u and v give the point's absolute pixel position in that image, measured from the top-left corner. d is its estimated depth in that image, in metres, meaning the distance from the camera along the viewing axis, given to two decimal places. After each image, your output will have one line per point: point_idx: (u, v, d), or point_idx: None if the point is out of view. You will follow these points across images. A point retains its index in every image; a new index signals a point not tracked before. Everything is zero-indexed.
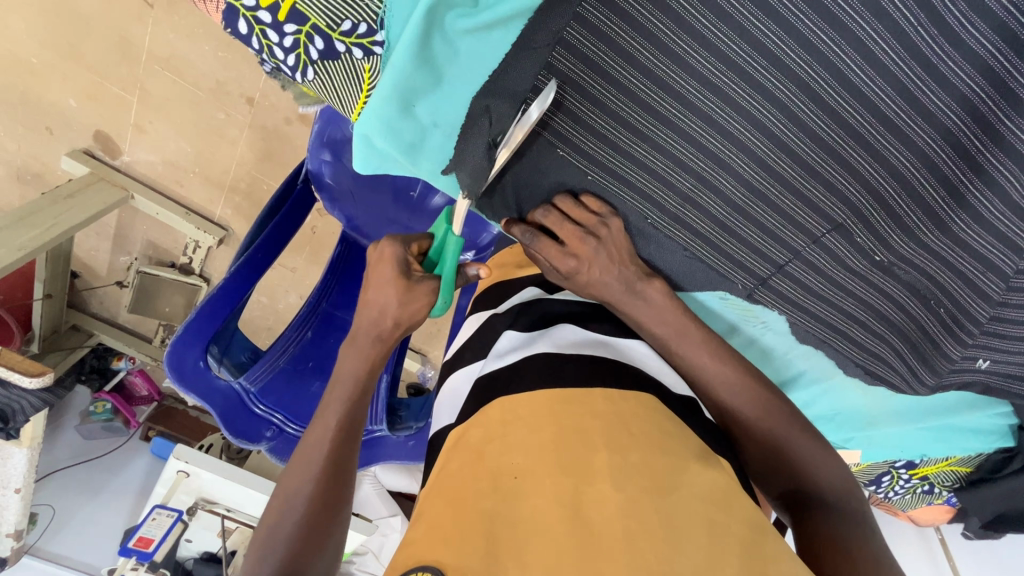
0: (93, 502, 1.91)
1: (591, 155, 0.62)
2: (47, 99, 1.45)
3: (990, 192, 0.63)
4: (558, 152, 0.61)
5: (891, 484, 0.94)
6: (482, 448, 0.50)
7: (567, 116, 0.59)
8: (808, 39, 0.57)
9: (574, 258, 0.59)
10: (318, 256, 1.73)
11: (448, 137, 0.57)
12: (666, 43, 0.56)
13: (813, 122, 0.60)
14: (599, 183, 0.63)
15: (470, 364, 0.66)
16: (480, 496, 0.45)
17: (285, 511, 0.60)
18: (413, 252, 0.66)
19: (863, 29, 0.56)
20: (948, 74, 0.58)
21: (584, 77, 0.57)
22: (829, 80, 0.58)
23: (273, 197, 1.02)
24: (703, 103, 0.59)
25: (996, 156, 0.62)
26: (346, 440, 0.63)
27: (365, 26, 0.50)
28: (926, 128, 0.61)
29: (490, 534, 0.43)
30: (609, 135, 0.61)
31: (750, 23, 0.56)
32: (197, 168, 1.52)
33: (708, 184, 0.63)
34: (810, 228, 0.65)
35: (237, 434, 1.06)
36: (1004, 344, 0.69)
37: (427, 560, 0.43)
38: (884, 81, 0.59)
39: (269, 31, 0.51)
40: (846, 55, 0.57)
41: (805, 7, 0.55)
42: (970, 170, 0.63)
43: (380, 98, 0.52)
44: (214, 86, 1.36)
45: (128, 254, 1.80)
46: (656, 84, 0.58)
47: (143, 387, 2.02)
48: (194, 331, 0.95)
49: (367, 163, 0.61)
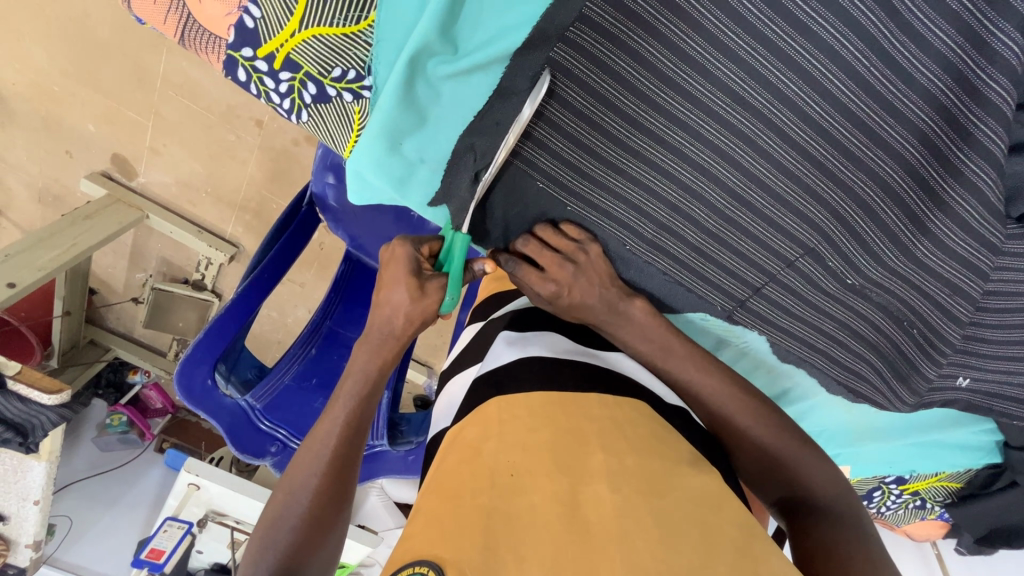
0: (110, 514, 1.96)
1: (571, 188, 0.66)
2: (68, 125, 1.52)
3: (952, 220, 0.66)
4: (537, 185, 0.66)
5: (882, 500, 0.95)
6: (480, 445, 0.51)
7: (546, 152, 0.64)
8: (768, 80, 0.60)
9: (553, 283, 0.63)
10: (325, 272, 1.78)
11: (435, 170, 0.61)
12: (635, 86, 0.59)
13: (778, 156, 0.63)
14: (577, 212, 0.67)
15: (465, 369, 0.67)
16: (478, 492, 0.46)
17: (290, 503, 0.61)
18: (423, 254, 0.62)
19: (821, 71, 0.59)
20: (905, 111, 0.61)
21: (560, 117, 0.61)
22: (790, 119, 0.61)
23: (280, 219, 1.07)
24: (674, 141, 0.63)
25: (955, 187, 0.65)
26: (353, 434, 0.63)
27: (354, 72, 0.54)
28: (888, 161, 0.63)
29: (487, 528, 0.43)
30: (588, 170, 0.65)
31: (713, 65, 0.59)
32: (209, 188, 1.58)
33: (683, 213, 0.67)
34: (781, 254, 0.69)
35: (243, 451, 1.10)
36: (974, 361, 0.73)
37: (427, 554, 0.43)
38: (844, 117, 0.61)
39: (266, 78, 0.56)
40: (806, 94, 0.60)
41: (763, 50, 0.58)
42: (933, 200, 0.65)
43: (369, 140, 0.55)
44: (225, 110, 1.41)
45: (143, 271, 1.87)
46: (628, 123, 0.62)
47: (157, 400, 2.08)
48: (204, 350, 0.99)
49: (360, 196, 0.66)
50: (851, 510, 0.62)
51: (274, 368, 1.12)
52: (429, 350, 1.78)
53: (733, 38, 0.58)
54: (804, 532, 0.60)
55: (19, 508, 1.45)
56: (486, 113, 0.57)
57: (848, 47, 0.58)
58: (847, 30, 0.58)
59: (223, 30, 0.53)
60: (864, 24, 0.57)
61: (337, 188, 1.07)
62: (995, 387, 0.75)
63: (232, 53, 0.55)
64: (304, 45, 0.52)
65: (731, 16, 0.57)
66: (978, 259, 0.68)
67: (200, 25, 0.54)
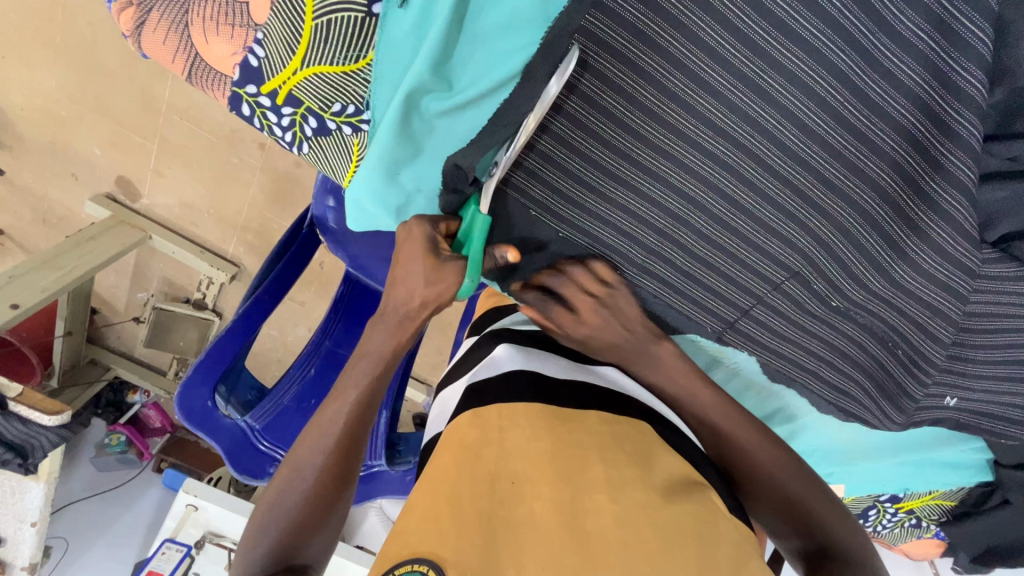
0: (106, 536, 1.95)
1: (564, 215, 0.71)
2: (74, 148, 1.56)
3: (929, 245, 0.70)
4: (530, 212, 0.70)
5: (878, 518, 0.95)
6: (477, 449, 0.52)
7: (537, 181, 0.69)
8: (747, 114, 0.65)
9: (584, 325, 0.66)
10: (326, 291, 1.80)
11: (431, 199, 0.62)
12: (623, 119, 0.65)
13: (758, 186, 0.68)
14: (569, 238, 0.72)
15: (463, 376, 0.67)
16: (475, 497, 0.47)
17: (293, 483, 0.60)
18: (442, 232, 0.59)
19: (796, 105, 0.64)
20: (874, 141, 0.66)
21: (554, 148, 0.67)
22: (766, 149, 0.66)
23: (280, 241, 1.10)
24: (660, 170, 0.67)
25: (928, 211, 0.68)
26: (355, 423, 0.64)
27: (353, 107, 0.56)
28: (862, 185, 0.68)
29: (485, 532, 0.45)
30: (580, 198, 0.69)
31: (696, 101, 0.64)
32: (211, 210, 1.61)
33: (671, 238, 0.71)
34: (765, 277, 0.73)
35: (242, 472, 1.10)
36: (957, 381, 0.76)
37: (424, 552, 0.44)
38: (820, 148, 0.66)
39: (269, 113, 0.58)
40: (782, 126, 0.65)
41: (740, 88, 0.64)
42: (909, 224, 0.69)
43: (369, 170, 0.58)
44: (229, 133, 1.45)
45: (145, 291, 1.89)
46: (616, 154, 0.67)
47: (156, 420, 2.11)
48: (204, 371, 1.01)
49: (359, 223, 0.68)
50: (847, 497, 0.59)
51: (274, 389, 1.14)
52: (428, 368, 1.79)
53: (714, 77, 0.63)
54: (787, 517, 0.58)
55: (16, 530, 1.45)
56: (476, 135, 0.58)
57: (819, 84, 0.64)
58: (819, 69, 0.63)
59: (229, 68, 0.56)
60: (834, 62, 0.63)
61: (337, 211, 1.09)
62: (981, 408, 0.77)
63: (237, 91, 0.58)
64: (305, 83, 0.55)
65: (711, 56, 0.62)
66: (958, 281, 0.71)
67: (207, 64, 0.57)
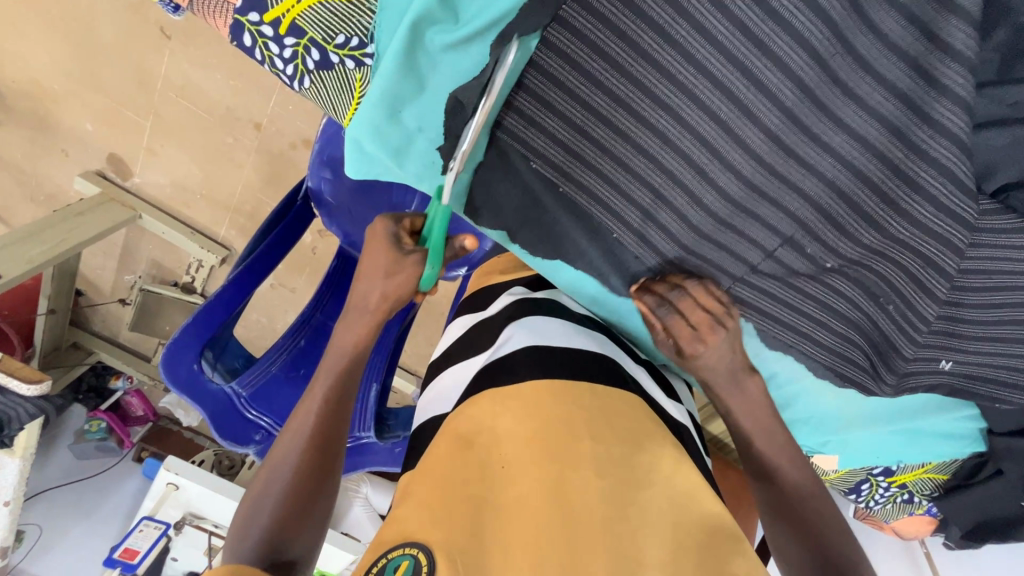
0: (83, 523, 1.88)
1: (564, 172, 0.68)
2: (65, 123, 1.53)
3: (926, 199, 0.70)
4: (530, 165, 0.68)
5: (870, 493, 0.95)
6: (472, 437, 0.52)
7: (537, 131, 0.67)
8: (748, 58, 0.64)
9: (701, 343, 0.67)
10: (317, 277, 1.78)
11: (433, 140, 0.61)
12: (621, 68, 0.64)
13: (757, 136, 0.67)
14: (570, 196, 0.69)
15: (459, 361, 0.69)
16: (467, 483, 0.47)
17: (278, 466, 0.62)
18: (406, 228, 0.67)
19: (790, 54, 0.64)
20: (871, 89, 0.66)
21: (553, 102, 0.65)
22: (767, 96, 0.65)
23: (273, 211, 1.09)
24: (657, 123, 0.65)
25: (926, 162, 0.68)
26: (332, 416, 0.66)
27: (357, 39, 0.56)
28: (862, 135, 0.67)
29: (475, 518, 0.45)
30: (580, 153, 0.67)
31: (693, 50, 0.63)
32: (203, 190, 1.59)
33: (671, 192, 0.68)
34: (765, 234, 0.71)
35: (227, 438, 1.09)
36: (952, 340, 0.75)
37: (415, 536, 0.44)
38: (814, 100, 0.66)
39: (271, 43, 0.58)
40: (777, 76, 0.65)
41: (737, 34, 0.63)
42: (908, 177, 0.69)
43: (370, 103, 0.56)
44: (224, 112, 1.43)
45: (132, 273, 1.86)
46: (612, 105, 0.65)
47: (138, 408, 2.07)
48: (191, 334, 0.98)
49: (358, 169, 0.66)
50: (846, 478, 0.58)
51: (260, 357, 1.10)
52: (418, 358, 1.77)
53: (710, 23, 0.63)
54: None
55: None
56: None
57: (818, 31, 0.63)
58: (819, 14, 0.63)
59: None
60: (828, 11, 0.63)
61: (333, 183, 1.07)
62: (976, 370, 0.77)
63: (240, 18, 0.57)
64: (311, 11, 0.55)
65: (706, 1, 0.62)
66: (954, 234, 0.71)
67: None
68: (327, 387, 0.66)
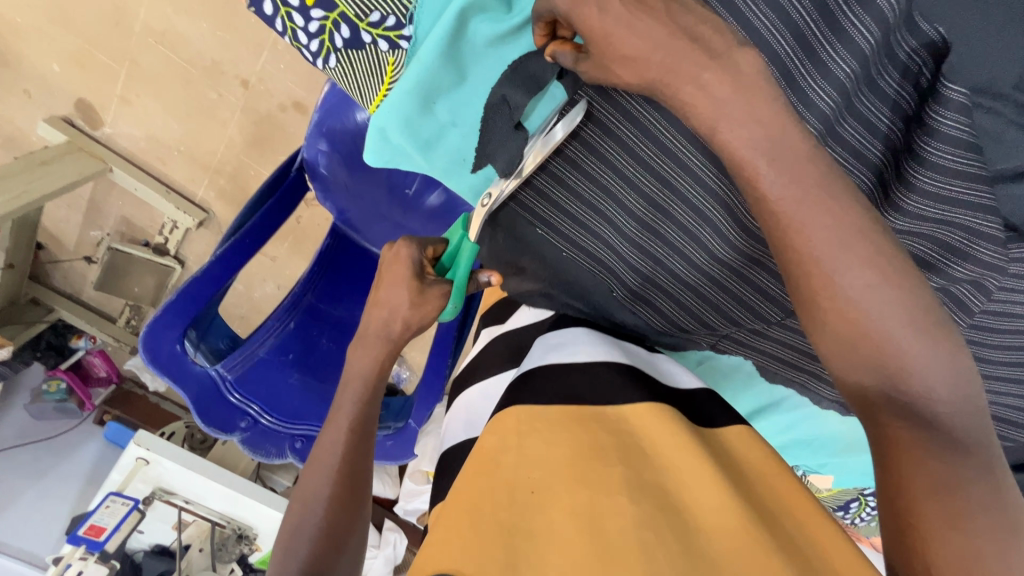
0: (38, 486, 1.81)
1: (562, 234, 0.66)
2: (28, 61, 1.39)
3: (939, 246, 0.57)
4: (536, 231, 0.67)
5: (858, 510, 1.01)
6: (498, 458, 0.49)
7: (542, 201, 0.65)
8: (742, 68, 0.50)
9: None
10: (300, 246, 1.70)
11: (467, 136, 0.57)
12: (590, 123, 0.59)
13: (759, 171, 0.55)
14: (571, 258, 0.67)
15: (487, 378, 0.71)
16: (497, 507, 0.45)
17: (307, 512, 0.65)
18: (428, 256, 0.71)
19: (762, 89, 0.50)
20: (878, 128, 0.53)
21: (581, 145, 0.61)
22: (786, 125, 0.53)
23: (265, 182, 1.01)
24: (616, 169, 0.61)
25: (939, 209, 0.55)
26: (360, 441, 0.68)
27: (393, 19, 0.50)
28: (863, 174, 0.55)
29: (508, 546, 0.42)
30: (568, 210, 0.65)
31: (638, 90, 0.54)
32: (183, 147, 1.48)
33: (671, 229, 0.62)
34: (763, 275, 0.63)
35: (211, 424, 1.03)
36: None
37: (445, 571, 0.42)
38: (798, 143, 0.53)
39: (295, 15, 0.50)
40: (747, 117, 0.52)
41: None
42: (925, 223, 0.56)
43: (404, 94, 0.51)
44: (209, 65, 1.32)
45: (99, 229, 1.73)
46: (588, 159, 0.61)
47: (101, 369, 1.94)
48: (175, 312, 0.93)
49: (378, 157, 0.60)
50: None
51: (248, 340, 1.06)
52: None
53: None
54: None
55: None
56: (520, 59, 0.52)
57: (839, 53, 0.49)
58: (846, 24, 0.48)
59: None
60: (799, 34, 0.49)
61: (330, 157, 0.98)
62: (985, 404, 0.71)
63: None
64: None
65: None
66: (977, 284, 0.59)
67: None
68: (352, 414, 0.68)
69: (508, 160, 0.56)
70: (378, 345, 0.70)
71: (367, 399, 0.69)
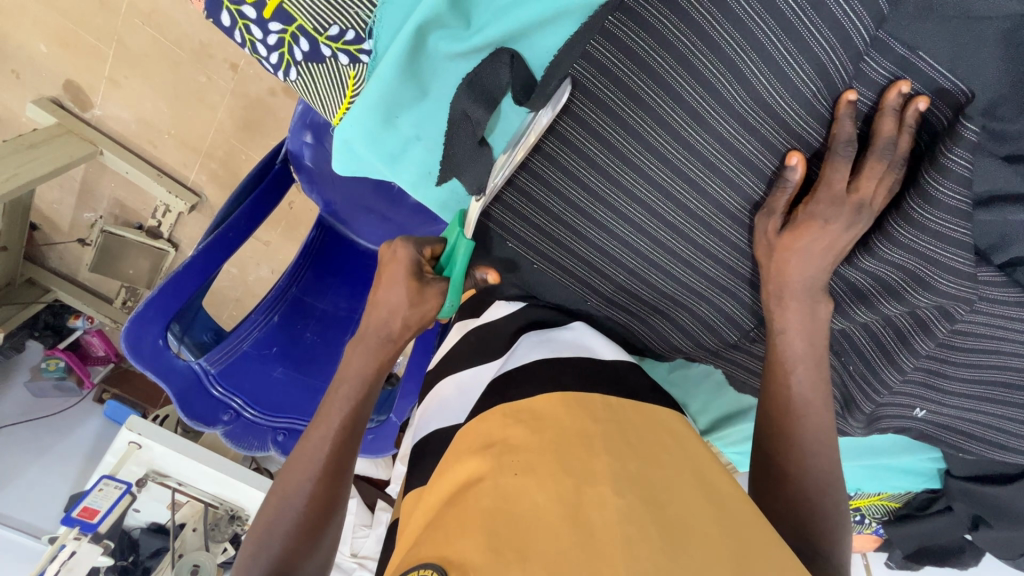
0: (40, 461, 1.84)
1: (537, 246, 0.73)
2: (14, 41, 1.36)
3: (906, 275, 0.62)
4: (507, 244, 0.74)
5: None
6: (483, 450, 0.49)
7: (513, 213, 0.72)
8: (705, 76, 0.60)
9: None
10: (293, 232, 1.70)
11: (431, 148, 0.57)
12: (571, 141, 0.66)
13: (726, 170, 0.65)
14: (541, 268, 0.73)
15: (461, 371, 0.67)
16: (480, 495, 0.43)
17: (284, 511, 0.65)
18: (426, 255, 0.70)
19: (727, 90, 0.60)
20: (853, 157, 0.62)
21: (545, 160, 0.68)
22: (747, 137, 0.63)
23: (250, 173, 1.00)
24: (591, 181, 0.68)
25: (916, 240, 0.59)
26: (347, 440, 0.68)
27: (353, 33, 0.49)
28: None
29: (491, 531, 0.40)
30: (543, 223, 0.71)
31: (623, 110, 0.63)
32: (174, 130, 1.46)
33: (643, 239, 0.70)
34: (735, 283, 0.71)
35: (193, 417, 1.06)
36: (934, 396, 0.72)
37: (431, 556, 0.40)
38: (753, 138, 0.63)
39: (253, 27, 0.49)
40: (708, 107, 0.62)
41: (651, 81, 0.61)
42: (905, 251, 0.61)
43: (365, 110, 0.51)
44: (197, 47, 1.30)
45: (93, 212, 1.72)
46: (566, 174, 0.68)
47: (99, 348, 1.97)
48: (157, 309, 0.93)
49: (345, 166, 0.60)
50: (822, 508, 0.58)
51: (233, 332, 1.07)
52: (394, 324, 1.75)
53: (629, 75, 0.61)
54: (771, 506, 0.59)
55: None
56: (477, 76, 0.52)
57: (801, 63, 0.58)
58: (809, 39, 0.57)
59: None
60: (763, 43, 0.58)
61: (316, 148, 0.96)
62: (951, 423, 0.74)
63: None
64: None
65: (634, 62, 0.60)
66: (943, 311, 0.64)
67: None
68: (342, 416, 0.68)
69: (476, 177, 0.57)
70: (378, 345, 0.70)
71: (360, 404, 0.69)
